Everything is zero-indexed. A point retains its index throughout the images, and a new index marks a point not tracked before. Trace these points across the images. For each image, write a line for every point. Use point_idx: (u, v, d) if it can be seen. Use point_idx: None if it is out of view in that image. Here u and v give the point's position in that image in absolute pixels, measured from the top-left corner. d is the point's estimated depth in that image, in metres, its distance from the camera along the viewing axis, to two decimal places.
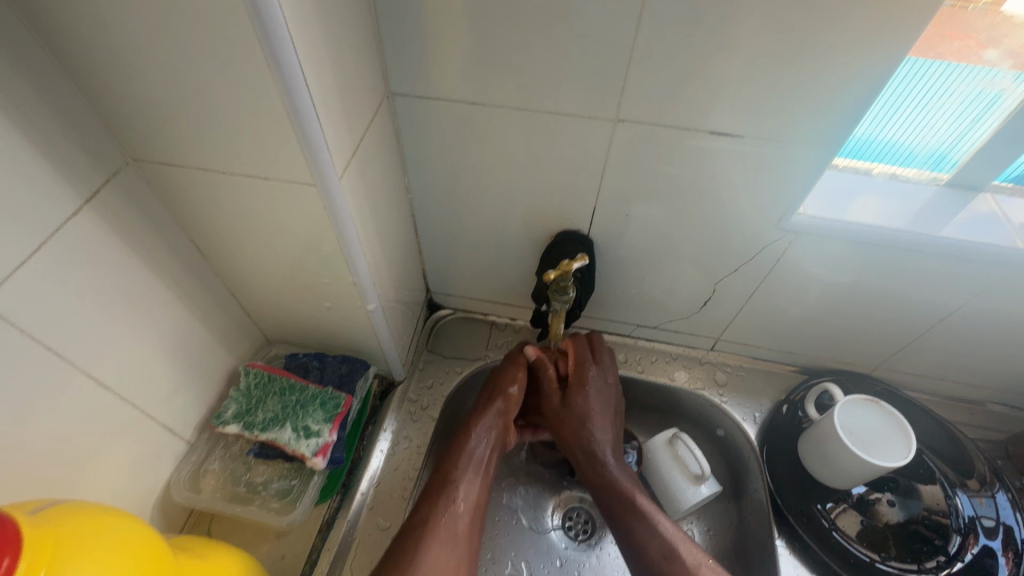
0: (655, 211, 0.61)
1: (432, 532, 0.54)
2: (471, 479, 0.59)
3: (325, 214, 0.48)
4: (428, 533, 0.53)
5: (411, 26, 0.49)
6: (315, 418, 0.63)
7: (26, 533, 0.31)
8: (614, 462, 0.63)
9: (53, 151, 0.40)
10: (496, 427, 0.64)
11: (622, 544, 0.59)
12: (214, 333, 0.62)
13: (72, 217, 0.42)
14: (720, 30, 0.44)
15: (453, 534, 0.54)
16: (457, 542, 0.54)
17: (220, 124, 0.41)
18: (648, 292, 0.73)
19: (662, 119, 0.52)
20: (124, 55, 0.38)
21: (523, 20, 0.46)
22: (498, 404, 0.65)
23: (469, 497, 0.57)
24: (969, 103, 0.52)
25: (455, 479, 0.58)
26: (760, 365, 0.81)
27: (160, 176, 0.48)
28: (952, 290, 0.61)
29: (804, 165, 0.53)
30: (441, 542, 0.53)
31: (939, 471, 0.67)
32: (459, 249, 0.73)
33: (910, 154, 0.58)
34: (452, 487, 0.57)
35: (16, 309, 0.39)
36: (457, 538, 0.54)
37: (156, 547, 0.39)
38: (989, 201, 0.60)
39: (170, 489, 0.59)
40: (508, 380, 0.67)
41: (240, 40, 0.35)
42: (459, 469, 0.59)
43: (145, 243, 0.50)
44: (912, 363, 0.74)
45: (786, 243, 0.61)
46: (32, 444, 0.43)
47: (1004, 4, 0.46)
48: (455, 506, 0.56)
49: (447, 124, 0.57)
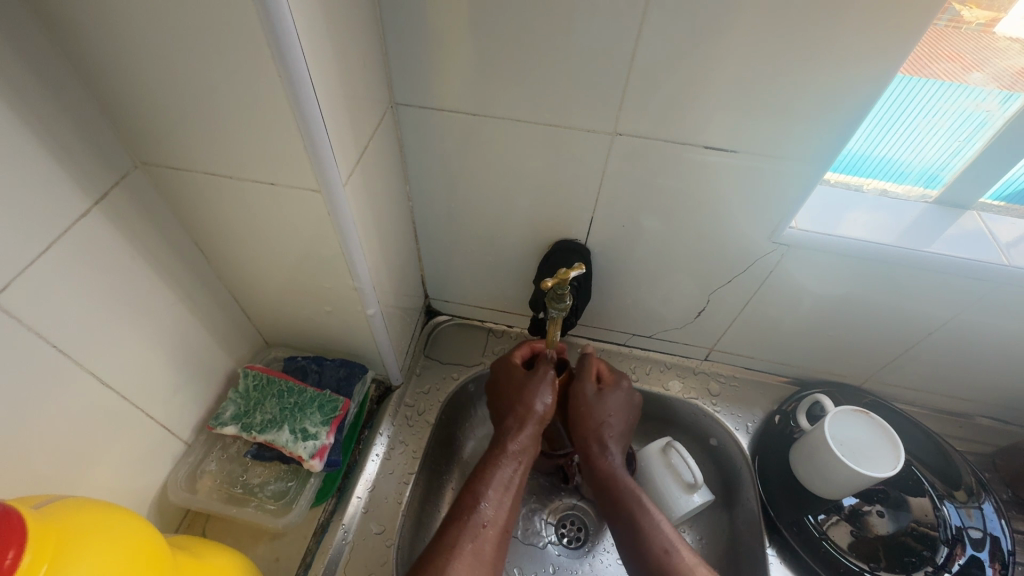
0: (651, 223, 0.62)
1: (458, 559, 0.53)
2: (498, 502, 0.58)
3: (328, 220, 0.49)
4: (454, 559, 0.53)
5: (416, 38, 0.50)
6: (313, 420, 0.63)
7: (29, 526, 0.31)
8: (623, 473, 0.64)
9: (65, 152, 0.41)
10: (528, 448, 0.63)
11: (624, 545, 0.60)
12: (214, 335, 0.62)
13: (81, 219, 0.43)
14: (714, 50, 0.46)
15: (480, 559, 0.54)
16: (483, 568, 0.54)
17: (228, 130, 0.43)
18: (644, 302, 0.74)
19: (658, 133, 0.53)
20: (138, 62, 0.39)
21: (525, 35, 0.48)
22: (532, 420, 0.63)
23: (494, 522, 0.57)
24: (959, 124, 0.54)
25: (483, 501, 0.58)
26: (753, 376, 0.82)
27: (167, 179, 0.49)
28: (941, 303, 0.63)
29: (797, 180, 0.54)
30: (468, 568, 0.53)
31: (928, 483, 0.69)
32: (458, 256, 0.74)
33: (901, 171, 0.60)
34: (479, 509, 0.57)
35: (24, 307, 0.40)
36: (484, 562, 0.54)
37: (156, 545, 0.40)
38: (976, 218, 0.61)
39: (166, 489, 0.59)
40: (536, 395, 0.64)
41: (252, 49, 0.36)
42: (488, 490, 0.59)
43: (150, 245, 0.51)
44: (902, 376, 0.75)
45: (779, 256, 0.62)
46: (33, 441, 0.43)
47: (996, 25, 0.48)
48: (482, 530, 0.56)
49: (448, 134, 0.58)
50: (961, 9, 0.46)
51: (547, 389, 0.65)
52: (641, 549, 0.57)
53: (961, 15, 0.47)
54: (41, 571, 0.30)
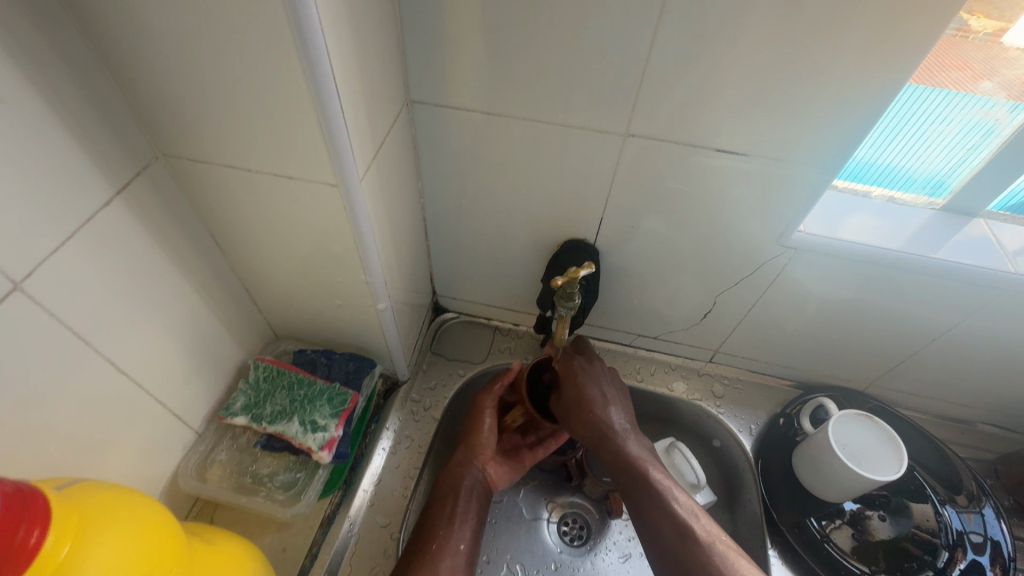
0: (660, 225, 0.63)
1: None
2: (454, 527, 0.62)
3: (344, 214, 0.49)
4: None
5: (433, 38, 0.51)
6: (323, 413, 0.64)
7: (53, 505, 0.33)
8: (643, 453, 0.62)
9: (90, 142, 0.42)
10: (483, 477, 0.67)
11: (641, 528, 0.57)
12: (227, 326, 0.63)
13: (103, 207, 0.44)
14: (727, 54, 0.47)
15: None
16: None
17: (249, 123, 0.43)
18: (650, 303, 0.75)
19: (672, 135, 0.54)
20: (164, 55, 0.40)
21: (541, 35, 0.49)
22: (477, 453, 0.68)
23: (450, 543, 0.60)
24: (966, 132, 0.55)
25: (440, 530, 0.61)
26: (757, 378, 0.82)
27: (187, 172, 0.50)
28: (945, 310, 0.63)
29: (807, 184, 0.55)
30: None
31: (929, 488, 0.69)
32: (468, 254, 0.75)
33: (908, 179, 0.61)
34: (436, 536, 0.60)
35: (47, 293, 0.41)
36: None
37: (174, 530, 0.42)
38: (983, 225, 0.62)
39: (177, 476, 0.60)
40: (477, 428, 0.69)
41: (277, 43, 0.37)
42: (445, 521, 0.62)
43: (168, 236, 0.51)
44: (905, 381, 0.75)
45: (787, 259, 0.63)
46: (51, 426, 0.44)
47: (1004, 36, 0.50)
48: (440, 553, 0.59)
49: (463, 132, 0.59)
50: (968, 19, 0.48)
51: (489, 418, 0.70)
52: (660, 537, 0.55)
53: (969, 24, 0.48)
54: (64, 551, 0.32)
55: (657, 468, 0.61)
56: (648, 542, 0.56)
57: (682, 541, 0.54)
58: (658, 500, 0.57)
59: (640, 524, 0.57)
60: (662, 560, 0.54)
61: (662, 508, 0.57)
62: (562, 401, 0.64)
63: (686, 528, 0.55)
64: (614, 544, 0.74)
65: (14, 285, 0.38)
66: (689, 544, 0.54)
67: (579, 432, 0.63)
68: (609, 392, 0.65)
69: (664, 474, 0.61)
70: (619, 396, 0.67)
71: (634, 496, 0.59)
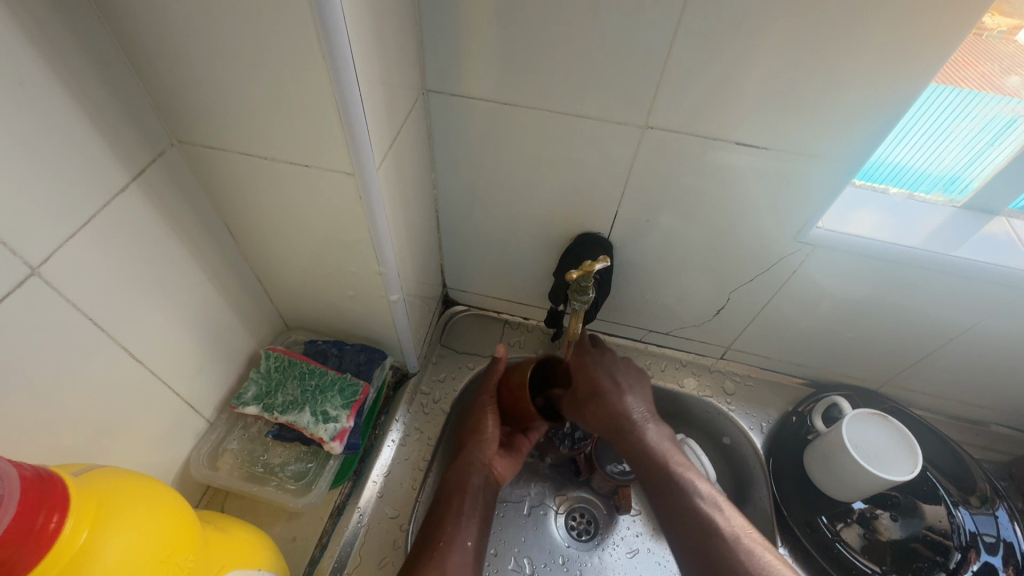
0: (676, 220, 0.62)
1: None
2: (462, 521, 0.62)
3: (359, 204, 0.49)
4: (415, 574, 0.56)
5: (451, 27, 0.50)
6: (334, 403, 0.64)
7: (72, 492, 0.33)
8: (665, 445, 0.62)
9: (107, 127, 0.42)
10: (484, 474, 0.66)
11: (664, 518, 0.58)
12: (238, 316, 0.63)
13: (118, 193, 0.44)
14: (752, 46, 0.46)
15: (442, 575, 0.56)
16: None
17: (266, 110, 0.43)
18: (662, 299, 0.74)
19: (692, 128, 0.53)
20: (182, 39, 0.39)
21: (561, 24, 0.48)
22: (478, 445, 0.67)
23: (458, 538, 0.60)
24: (990, 127, 0.53)
25: (449, 525, 0.61)
26: (769, 376, 0.82)
27: (203, 159, 0.49)
28: (964, 309, 0.62)
29: (827, 180, 0.54)
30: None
31: (943, 489, 0.68)
32: (479, 246, 0.74)
33: (926, 176, 0.60)
34: (446, 531, 0.61)
35: (64, 279, 0.41)
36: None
37: (190, 517, 0.42)
38: (1005, 224, 0.60)
39: (189, 464, 0.60)
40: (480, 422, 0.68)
41: (297, 29, 0.36)
42: (453, 516, 0.62)
43: (183, 224, 0.51)
44: (919, 381, 0.75)
45: (804, 256, 0.62)
46: (66, 412, 0.44)
47: (1018, 33, 0.50)
48: (448, 547, 0.59)
49: (478, 122, 0.58)
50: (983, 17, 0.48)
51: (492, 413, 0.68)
52: (685, 529, 0.56)
53: (983, 22, 0.48)
54: (81, 538, 0.32)
55: (679, 458, 0.61)
56: (673, 533, 0.57)
57: (707, 532, 0.54)
58: (680, 491, 0.58)
59: (664, 515, 0.58)
60: (688, 551, 0.55)
61: (685, 502, 0.57)
62: (579, 398, 0.63)
63: (710, 519, 0.55)
64: (622, 540, 0.74)
65: (31, 270, 0.38)
66: (713, 537, 0.54)
67: (599, 422, 0.63)
68: (626, 383, 0.64)
69: (686, 464, 0.61)
70: (637, 386, 0.66)
71: (658, 486, 0.59)
